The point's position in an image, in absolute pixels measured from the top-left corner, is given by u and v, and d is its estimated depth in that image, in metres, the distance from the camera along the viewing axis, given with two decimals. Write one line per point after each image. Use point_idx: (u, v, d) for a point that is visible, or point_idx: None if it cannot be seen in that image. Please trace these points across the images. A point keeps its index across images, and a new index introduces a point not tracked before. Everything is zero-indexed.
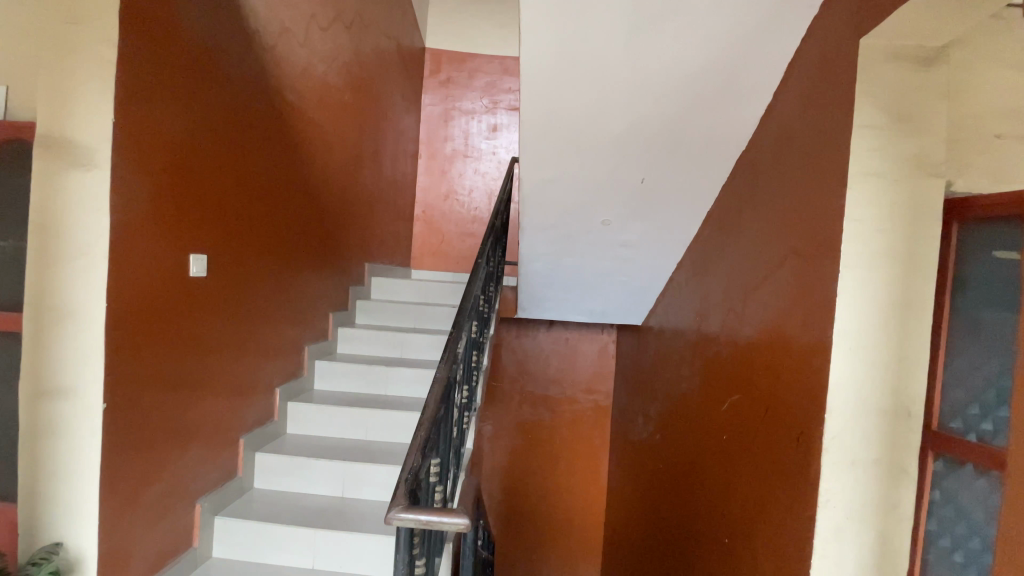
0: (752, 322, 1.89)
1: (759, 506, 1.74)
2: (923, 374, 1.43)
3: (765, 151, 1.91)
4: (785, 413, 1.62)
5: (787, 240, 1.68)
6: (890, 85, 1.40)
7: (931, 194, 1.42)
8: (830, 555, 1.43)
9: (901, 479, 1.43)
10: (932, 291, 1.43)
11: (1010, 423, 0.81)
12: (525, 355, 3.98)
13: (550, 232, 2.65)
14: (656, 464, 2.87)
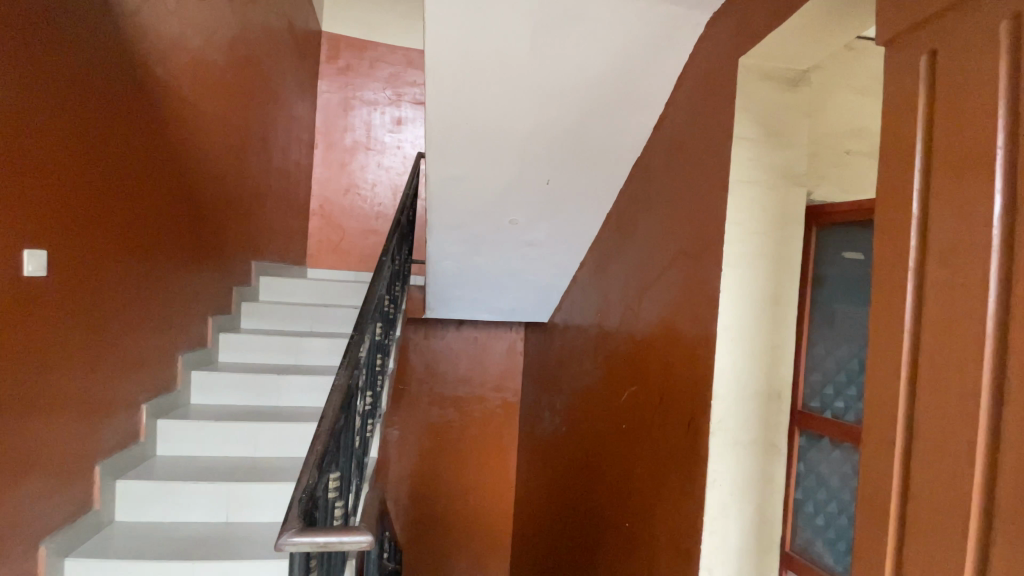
0: (647, 318, 1.98)
1: (655, 490, 1.83)
2: (790, 360, 1.57)
3: (659, 157, 1.99)
4: (677, 401, 1.72)
5: (677, 240, 1.78)
6: (764, 101, 1.53)
7: (794, 201, 1.55)
8: (717, 529, 1.53)
9: (773, 456, 1.56)
10: (797, 285, 1.56)
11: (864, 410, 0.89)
12: (433, 355, 3.87)
13: (457, 230, 2.59)
14: (562, 458, 2.93)
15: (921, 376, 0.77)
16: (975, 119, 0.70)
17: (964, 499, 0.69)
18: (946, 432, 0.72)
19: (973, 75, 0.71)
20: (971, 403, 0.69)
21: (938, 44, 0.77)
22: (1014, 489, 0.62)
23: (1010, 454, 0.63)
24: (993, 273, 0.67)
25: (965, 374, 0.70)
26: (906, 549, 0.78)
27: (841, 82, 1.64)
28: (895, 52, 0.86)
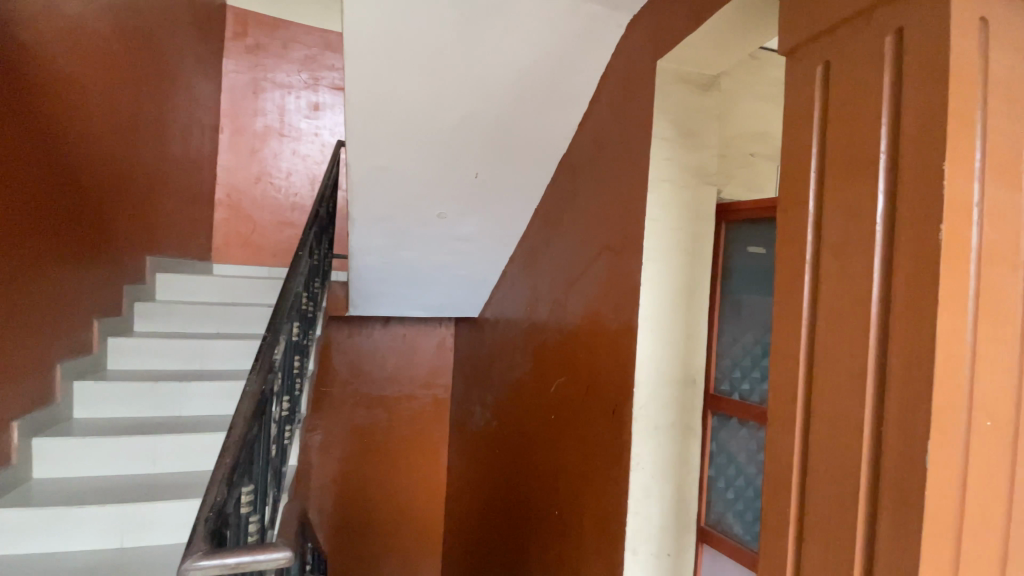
0: (574, 311, 2.01)
1: (583, 478, 1.86)
2: (703, 347, 1.66)
3: (583, 154, 2.03)
4: (603, 390, 1.76)
5: (602, 236, 1.83)
6: (679, 104, 1.59)
7: (706, 199, 1.64)
8: (641, 511, 1.57)
9: (689, 438, 1.64)
10: (708, 277, 1.65)
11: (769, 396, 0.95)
12: (358, 354, 3.71)
13: (381, 224, 2.48)
14: (493, 452, 2.92)
15: (817, 359, 0.83)
16: (862, 126, 0.77)
17: (855, 469, 0.76)
18: (839, 409, 0.79)
19: (860, 86, 0.78)
20: (859, 382, 0.76)
21: (831, 57, 0.84)
22: (897, 457, 0.70)
23: (894, 426, 0.71)
24: (878, 265, 0.74)
25: (855, 356, 0.77)
26: (805, 519, 0.84)
27: (746, 88, 1.75)
28: (794, 62, 0.92)
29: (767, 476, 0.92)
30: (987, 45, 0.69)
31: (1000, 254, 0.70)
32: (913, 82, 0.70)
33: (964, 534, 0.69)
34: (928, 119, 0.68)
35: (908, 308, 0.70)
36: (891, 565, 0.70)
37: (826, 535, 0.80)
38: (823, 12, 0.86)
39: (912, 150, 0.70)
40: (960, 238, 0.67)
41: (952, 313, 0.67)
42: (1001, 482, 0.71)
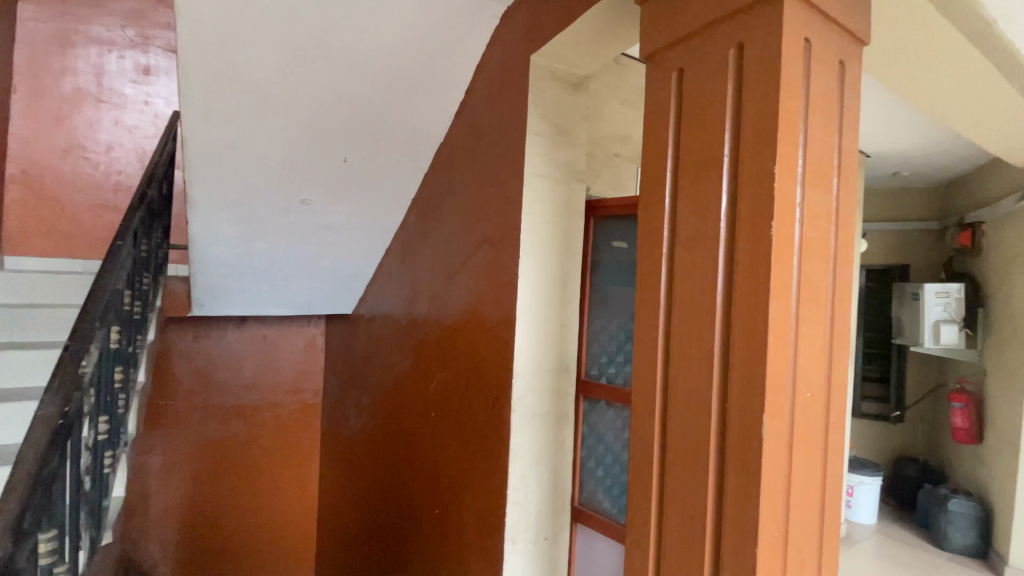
0: (453, 305, 1.95)
1: (463, 474, 1.82)
2: (575, 336, 1.71)
3: (459, 145, 1.96)
4: (482, 383, 1.73)
5: (478, 228, 1.78)
6: (551, 100, 1.60)
7: (575, 195, 1.68)
8: (519, 500, 1.58)
9: (564, 424, 1.68)
10: (580, 268, 1.70)
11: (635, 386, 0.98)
12: (207, 361, 3.24)
13: (230, 209, 2.17)
14: (370, 458, 2.75)
15: (673, 345, 0.89)
16: (713, 130, 0.83)
17: (706, 442, 0.82)
18: (692, 390, 0.85)
19: (708, 94, 0.85)
20: (708, 363, 0.83)
21: (685, 64, 0.90)
22: (738, 429, 0.78)
23: (736, 402, 0.78)
24: (722, 257, 0.82)
25: (704, 340, 0.83)
26: (665, 494, 0.90)
27: (609, 92, 1.83)
28: (657, 65, 0.96)
29: (632, 457, 0.97)
30: (807, 65, 0.78)
31: (814, 248, 0.81)
32: (753, 93, 0.77)
33: (790, 490, 0.79)
34: (762, 127, 0.76)
35: (748, 295, 0.77)
36: (735, 527, 0.78)
37: (684, 507, 0.86)
38: (679, 21, 0.91)
39: (749, 154, 0.78)
40: (786, 233, 0.76)
41: (780, 300, 0.76)
42: (815, 442, 0.83)
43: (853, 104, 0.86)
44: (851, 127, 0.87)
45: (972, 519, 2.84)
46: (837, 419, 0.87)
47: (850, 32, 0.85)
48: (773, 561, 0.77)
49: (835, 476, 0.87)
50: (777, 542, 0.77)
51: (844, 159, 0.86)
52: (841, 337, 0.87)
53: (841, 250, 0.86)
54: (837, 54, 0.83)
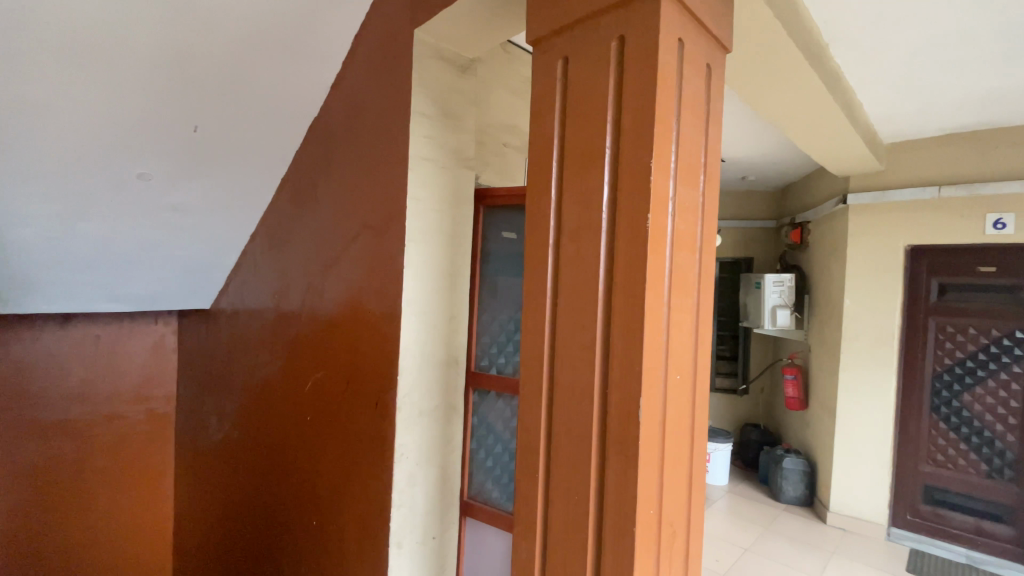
0: (330, 298, 1.79)
1: (342, 480, 1.68)
2: (465, 328, 1.65)
3: (336, 123, 1.79)
4: (363, 380, 1.59)
5: (359, 214, 1.65)
6: (437, 81, 1.52)
7: (463, 183, 1.62)
8: (405, 503, 1.48)
9: (453, 418, 1.62)
10: (469, 258, 1.64)
11: (522, 378, 0.96)
12: (15, 370, 2.62)
13: (38, 181, 1.75)
14: (235, 469, 2.45)
15: (559, 334, 0.89)
16: (598, 122, 0.84)
17: (590, 430, 0.84)
18: (576, 378, 0.86)
19: (591, 86, 0.85)
20: (592, 352, 0.84)
21: (569, 54, 0.90)
22: (618, 415, 0.80)
23: (617, 389, 0.80)
24: (605, 247, 0.83)
25: (588, 330, 0.84)
26: (550, 483, 0.90)
27: (498, 78, 1.80)
28: (544, 51, 0.94)
29: (520, 448, 0.95)
30: (680, 65, 0.82)
31: (684, 240, 0.86)
32: (636, 88, 0.79)
33: (663, 468, 0.83)
34: (641, 122, 0.78)
35: (629, 285, 0.79)
36: (616, 509, 0.80)
37: (569, 493, 0.87)
38: (566, 7, 0.90)
39: (630, 146, 0.80)
40: (661, 226, 0.80)
41: (655, 289, 0.79)
42: (684, 422, 0.89)
43: (718, 107, 0.93)
44: (716, 128, 0.93)
45: (800, 473, 3.40)
46: (702, 399, 0.94)
47: (716, 38, 0.90)
48: (649, 537, 0.81)
49: (700, 452, 0.94)
50: (652, 519, 0.81)
51: (710, 159, 0.92)
52: (706, 322, 0.94)
53: (706, 243, 0.93)
54: (704, 58, 0.88)
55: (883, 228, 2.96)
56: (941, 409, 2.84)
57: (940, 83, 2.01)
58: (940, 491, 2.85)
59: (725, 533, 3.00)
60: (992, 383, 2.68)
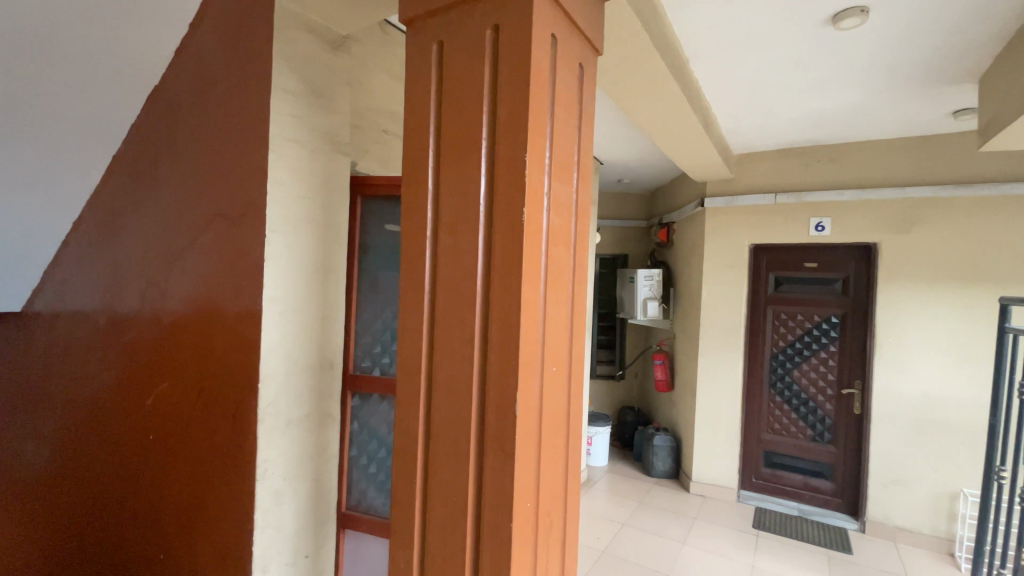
0: (178, 297, 1.54)
1: (194, 505, 1.47)
2: (341, 327, 1.53)
3: (183, 94, 1.54)
4: (216, 390, 1.39)
5: (211, 200, 1.44)
6: (304, 56, 1.37)
7: (337, 170, 1.49)
8: (271, 522, 1.33)
9: (328, 424, 1.50)
10: (345, 252, 1.52)
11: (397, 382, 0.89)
12: None
13: None
14: (58, 506, 2.01)
15: (436, 333, 0.84)
16: (472, 113, 0.81)
17: (466, 432, 0.81)
18: (453, 375, 0.82)
19: (467, 72, 0.82)
20: (469, 350, 0.80)
21: (445, 37, 0.85)
22: (495, 411, 0.78)
23: (494, 387, 0.78)
24: (481, 241, 0.80)
25: (465, 325, 0.81)
26: (428, 485, 0.86)
27: (378, 57, 1.69)
28: (417, 33, 0.89)
29: (396, 453, 0.89)
30: (553, 60, 0.83)
31: (559, 235, 0.87)
32: (509, 80, 0.78)
33: (540, 460, 0.84)
34: (516, 113, 0.77)
35: (505, 281, 0.77)
36: (493, 507, 0.79)
37: (447, 497, 0.83)
38: None
39: (506, 137, 0.78)
40: (536, 219, 0.79)
41: (532, 282, 0.79)
42: (560, 414, 0.91)
43: (590, 105, 0.96)
44: (588, 128, 0.96)
45: (668, 449, 3.78)
46: (577, 389, 0.96)
47: (588, 39, 0.93)
48: (526, 531, 0.80)
49: (575, 441, 0.97)
50: (529, 512, 0.81)
51: (582, 157, 0.94)
52: (580, 316, 0.96)
53: (579, 238, 0.95)
54: (576, 57, 0.90)
55: (733, 229, 3.37)
56: (777, 384, 3.33)
57: (777, 102, 2.32)
58: (777, 454, 3.35)
59: (606, 511, 3.19)
60: (814, 360, 3.22)
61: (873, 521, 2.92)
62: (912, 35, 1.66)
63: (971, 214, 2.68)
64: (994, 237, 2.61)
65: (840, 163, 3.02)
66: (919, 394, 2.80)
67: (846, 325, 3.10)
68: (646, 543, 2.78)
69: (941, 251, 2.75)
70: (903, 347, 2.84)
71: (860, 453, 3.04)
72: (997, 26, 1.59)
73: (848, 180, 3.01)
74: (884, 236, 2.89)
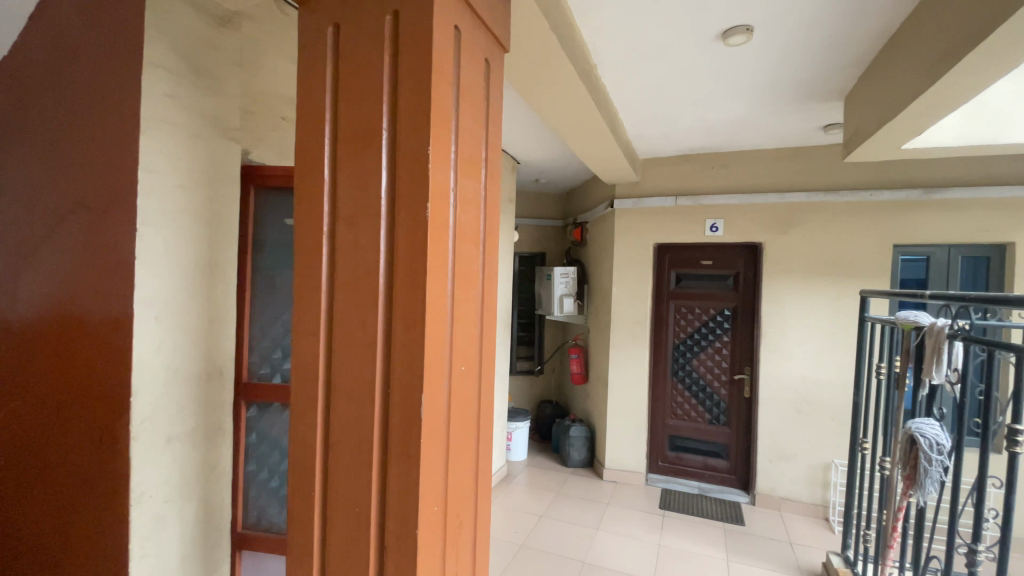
0: (26, 302, 1.31)
1: (53, 544, 1.25)
2: (231, 332, 1.40)
3: (30, 63, 1.31)
4: (75, 408, 1.19)
5: (69, 189, 1.24)
6: (183, 30, 1.22)
7: (227, 159, 1.36)
8: (150, 552, 1.17)
9: (218, 438, 1.37)
10: (235, 251, 1.40)
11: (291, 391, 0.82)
12: None
13: None
14: None
15: (334, 335, 0.78)
16: (370, 101, 0.76)
17: (369, 438, 0.76)
18: (353, 380, 0.77)
19: (365, 58, 0.77)
20: (370, 352, 0.76)
21: (341, 19, 0.80)
22: (400, 416, 0.74)
23: (397, 389, 0.75)
24: (383, 236, 0.75)
25: (366, 326, 0.76)
26: (329, 498, 0.80)
27: (286, 37, 1.55)
28: (308, 13, 0.82)
29: (292, 467, 0.82)
30: (457, 52, 0.80)
31: (466, 232, 0.85)
32: (409, 69, 0.74)
33: (448, 463, 0.81)
34: (418, 104, 0.74)
35: (407, 279, 0.74)
36: (398, 513, 0.75)
37: (349, 507, 0.78)
38: None
39: (408, 128, 0.74)
40: (442, 215, 0.76)
41: (438, 280, 0.76)
42: (470, 413, 0.89)
43: (497, 102, 0.95)
44: (496, 124, 0.95)
45: (584, 439, 3.93)
46: (487, 389, 0.95)
47: (493, 34, 0.92)
48: (434, 537, 0.78)
49: (486, 441, 0.95)
50: (437, 516, 0.79)
51: (490, 152, 0.93)
52: (490, 313, 0.95)
53: (489, 236, 0.93)
54: (482, 52, 0.88)
55: (640, 228, 3.56)
56: (679, 373, 3.59)
57: (678, 110, 2.48)
58: (681, 438, 3.61)
59: (525, 504, 3.24)
60: (711, 349, 3.51)
61: (762, 494, 3.24)
62: (791, 54, 1.85)
63: (836, 217, 3.05)
64: (855, 238, 3.00)
65: (732, 169, 3.31)
66: (797, 377, 3.15)
67: (737, 317, 3.41)
68: (562, 533, 2.86)
69: (814, 249, 3.10)
70: (785, 335, 3.17)
71: (749, 432, 3.37)
72: (858, 51, 1.82)
73: (738, 185, 3.30)
74: (769, 236, 3.21)
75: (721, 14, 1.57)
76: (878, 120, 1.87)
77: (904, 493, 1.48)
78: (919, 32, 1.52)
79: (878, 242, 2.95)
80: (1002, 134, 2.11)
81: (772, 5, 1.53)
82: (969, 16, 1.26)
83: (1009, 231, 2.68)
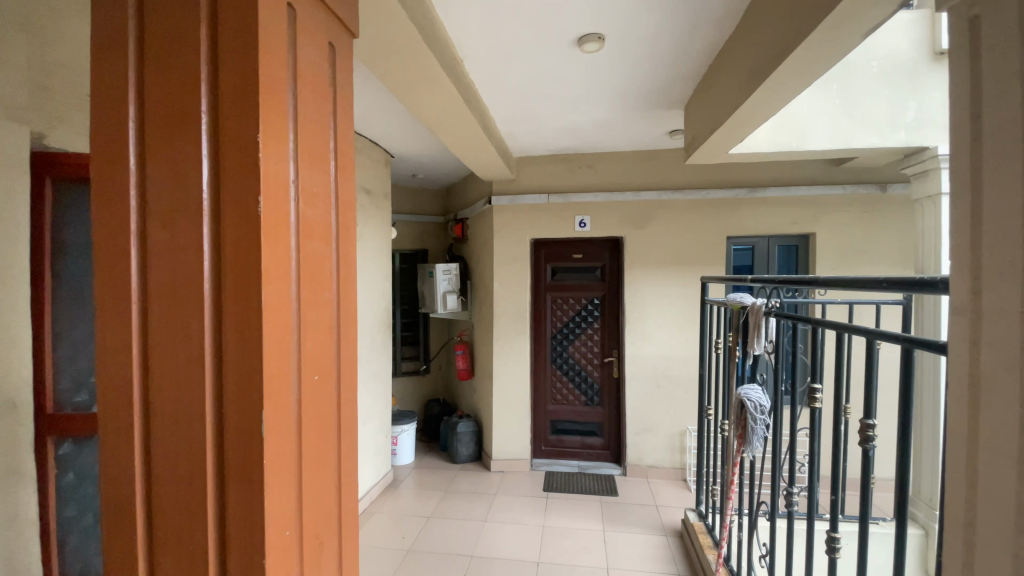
0: None
1: None
2: (26, 356, 1.14)
3: None
4: None
5: None
6: None
7: (8, 141, 1.09)
8: None
9: (15, 484, 1.11)
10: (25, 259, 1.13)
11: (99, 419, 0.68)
12: None
13: None
14: None
15: (152, 350, 0.67)
16: (183, 81, 0.66)
17: (200, 465, 0.67)
18: (177, 403, 0.67)
19: (175, 28, 0.67)
20: (198, 367, 0.66)
21: None
22: (238, 437, 0.67)
23: (233, 405, 0.67)
24: (207, 236, 0.66)
25: (191, 341, 0.66)
26: (154, 540, 0.69)
27: None
28: None
29: (102, 514, 0.68)
30: (291, 32, 0.73)
31: (314, 229, 0.79)
32: (230, 49, 0.66)
33: (301, 480, 0.75)
34: (243, 88, 0.66)
35: (238, 283, 0.66)
36: (241, 544, 0.67)
37: (180, 548, 0.68)
38: None
39: (232, 114, 0.66)
40: (279, 211, 0.69)
41: (278, 282, 0.69)
42: (328, 423, 0.83)
43: (345, 91, 0.89)
44: (345, 113, 0.89)
45: (471, 434, 3.96)
46: (347, 396, 0.90)
47: (337, 17, 0.86)
48: (286, 563, 0.71)
49: (349, 451, 0.90)
50: (290, 541, 0.72)
51: (340, 144, 0.87)
52: (347, 315, 0.90)
53: (342, 233, 0.88)
54: (325, 36, 0.83)
55: (516, 225, 3.66)
56: (557, 360, 3.80)
57: (545, 111, 2.59)
58: (561, 422, 3.82)
59: (412, 508, 3.16)
60: (583, 337, 3.76)
61: (632, 465, 3.55)
62: (639, 63, 2.03)
63: (683, 213, 3.44)
64: (698, 231, 3.42)
65: (596, 169, 3.56)
66: (657, 356, 3.50)
67: (605, 305, 3.70)
68: (450, 530, 2.85)
69: (666, 241, 3.47)
70: (647, 320, 3.51)
71: (618, 410, 3.68)
72: (694, 63, 2.05)
73: (603, 183, 3.56)
74: (630, 230, 3.51)
75: (576, 20, 1.67)
76: (711, 127, 2.13)
77: (738, 450, 1.71)
78: (738, 52, 1.77)
79: (716, 234, 3.39)
80: (801, 142, 2.55)
81: (620, 15, 1.65)
82: (774, 43, 1.49)
83: (809, 224, 3.26)
